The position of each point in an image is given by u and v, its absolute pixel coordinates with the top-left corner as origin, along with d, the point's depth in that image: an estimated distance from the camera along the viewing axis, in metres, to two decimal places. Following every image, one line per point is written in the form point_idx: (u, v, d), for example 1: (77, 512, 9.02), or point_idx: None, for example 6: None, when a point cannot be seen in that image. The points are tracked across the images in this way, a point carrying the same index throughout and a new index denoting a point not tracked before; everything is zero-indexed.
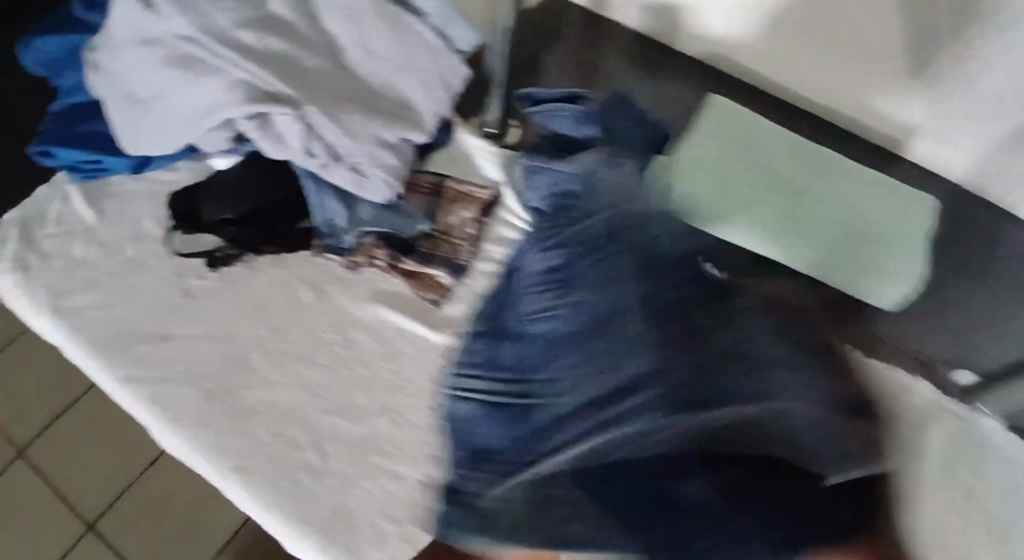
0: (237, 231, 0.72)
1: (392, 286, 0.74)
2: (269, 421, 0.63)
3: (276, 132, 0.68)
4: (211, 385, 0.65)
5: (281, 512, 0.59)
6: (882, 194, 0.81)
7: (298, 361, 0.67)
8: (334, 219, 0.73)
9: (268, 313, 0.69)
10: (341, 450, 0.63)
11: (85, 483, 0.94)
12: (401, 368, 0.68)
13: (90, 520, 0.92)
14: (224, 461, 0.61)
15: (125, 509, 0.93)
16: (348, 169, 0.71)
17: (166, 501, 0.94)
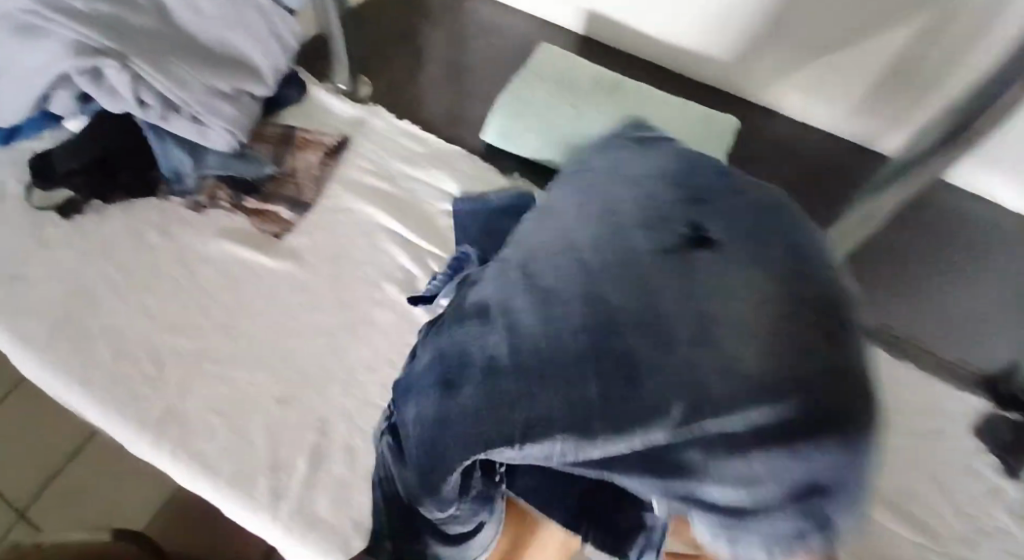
0: (85, 179, 0.78)
1: (235, 224, 0.80)
2: (110, 343, 0.70)
3: (109, 85, 0.75)
4: (60, 317, 0.72)
5: (119, 418, 0.66)
6: (689, 114, 0.89)
7: (142, 291, 0.74)
8: (178, 166, 0.80)
9: (116, 254, 0.77)
10: (177, 362, 0.69)
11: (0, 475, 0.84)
12: (239, 293, 0.74)
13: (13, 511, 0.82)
14: (71, 378, 0.68)
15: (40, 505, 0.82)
16: (189, 118, 0.78)
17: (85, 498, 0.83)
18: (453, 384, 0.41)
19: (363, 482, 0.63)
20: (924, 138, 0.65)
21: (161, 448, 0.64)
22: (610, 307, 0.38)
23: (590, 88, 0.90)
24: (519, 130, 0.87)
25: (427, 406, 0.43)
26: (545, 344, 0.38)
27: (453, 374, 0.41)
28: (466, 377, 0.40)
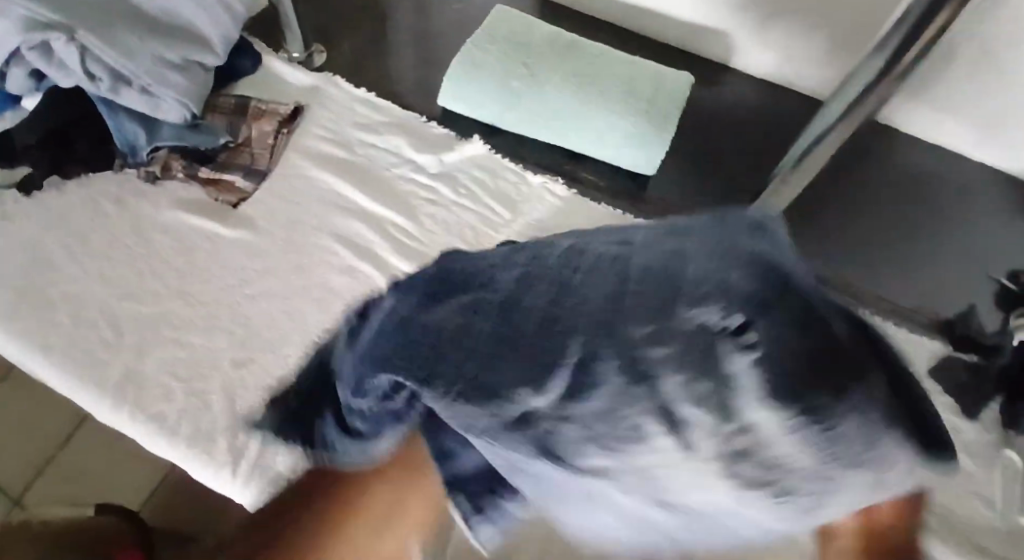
0: (43, 154, 0.79)
1: (191, 194, 0.81)
2: (67, 307, 0.70)
3: (59, 59, 0.75)
4: (16, 285, 0.71)
5: (76, 380, 0.66)
6: (641, 66, 0.88)
7: (97, 259, 0.74)
8: (132, 139, 0.81)
9: (70, 224, 0.77)
10: (133, 326, 0.70)
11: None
12: (195, 260, 0.75)
13: None
14: (25, 341, 0.68)
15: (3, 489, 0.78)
16: (139, 90, 0.79)
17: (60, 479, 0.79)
18: (507, 304, 0.27)
19: None
20: (851, 84, 0.65)
21: (120, 410, 0.65)
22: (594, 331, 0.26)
23: (542, 46, 0.89)
24: (466, 85, 0.86)
25: (445, 316, 0.28)
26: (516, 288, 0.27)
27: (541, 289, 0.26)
28: (532, 292, 0.26)
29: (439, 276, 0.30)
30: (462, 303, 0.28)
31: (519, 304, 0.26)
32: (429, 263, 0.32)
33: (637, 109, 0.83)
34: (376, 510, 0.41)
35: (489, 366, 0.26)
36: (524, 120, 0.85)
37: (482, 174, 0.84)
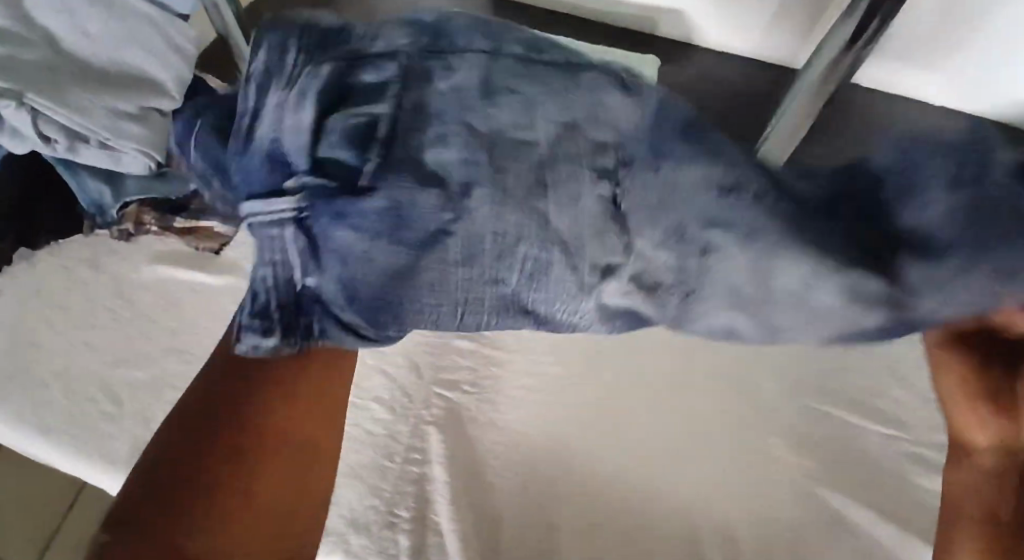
0: (5, 228, 0.76)
1: (171, 246, 0.78)
2: (61, 384, 0.68)
3: (8, 124, 0.71)
4: (6, 369, 0.69)
5: (83, 457, 0.64)
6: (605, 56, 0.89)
7: (83, 327, 0.72)
8: (97, 199, 0.79)
9: (47, 295, 0.74)
10: (133, 393, 0.68)
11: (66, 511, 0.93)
12: (186, 314, 0.73)
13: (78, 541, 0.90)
14: (24, 426, 0.66)
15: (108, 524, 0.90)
16: (98, 146, 0.75)
17: None
18: (536, 167, 0.51)
19: (343, 480, 0.63)
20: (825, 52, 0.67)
21: None
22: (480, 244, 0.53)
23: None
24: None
25: (432, 133, 0.52)
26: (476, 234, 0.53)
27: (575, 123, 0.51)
28: (477, 117, 0.52)
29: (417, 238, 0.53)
30: (448, 154, 0.52)
31: (558, 179, 0.51)
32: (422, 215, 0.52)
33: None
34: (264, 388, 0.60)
35: (473, 201, 0.52)
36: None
37: None
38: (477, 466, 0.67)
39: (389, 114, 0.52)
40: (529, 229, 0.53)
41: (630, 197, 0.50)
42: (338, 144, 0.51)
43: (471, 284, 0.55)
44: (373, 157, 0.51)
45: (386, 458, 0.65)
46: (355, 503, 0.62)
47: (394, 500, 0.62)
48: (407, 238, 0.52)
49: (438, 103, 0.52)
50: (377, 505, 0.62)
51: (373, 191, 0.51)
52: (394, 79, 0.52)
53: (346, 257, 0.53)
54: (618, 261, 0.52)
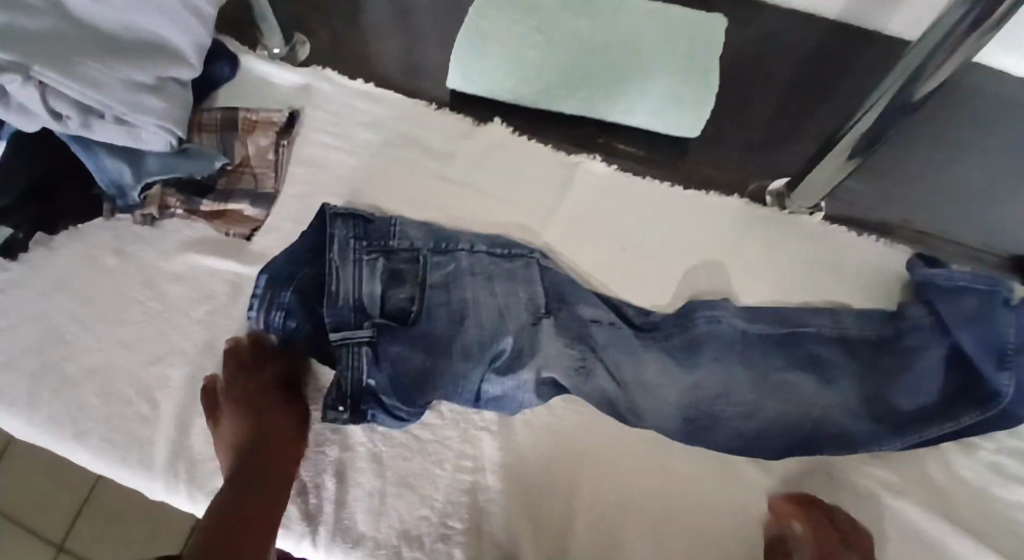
0: (20, 213, 0.69)
1: (200, 231, 0.74)
2: (94, 385, 0.65)
3: (15, 101, 0.65)
4: (36, 366, 0.67)
5: (121, 462, 0.62)
6: (671, 19, 0.80)
7: (113, 322, 0.68)
8: (117, 178, 0.72)
9: (74, 287, 0.71)
10: (167, 394, 0.65)
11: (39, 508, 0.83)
12: (219, 306, 0.69)
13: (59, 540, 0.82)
14: (58, 431, 0.64)
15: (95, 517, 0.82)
16: (115, 121, 0.69)
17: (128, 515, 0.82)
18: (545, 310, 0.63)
19: (393, 489, 0.60)
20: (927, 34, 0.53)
21: (178, 489, 0.61)
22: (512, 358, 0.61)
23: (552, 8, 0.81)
24: (473, 71, 0.78)
25: (482, 289, 0.64)
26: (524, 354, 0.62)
27: (562, 293, 0.64)
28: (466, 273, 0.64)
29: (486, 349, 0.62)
30: (478, 292, 0.63)
31: (556, 318, 0.62)
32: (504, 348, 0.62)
33: (669, 63, 0.77)
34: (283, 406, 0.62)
35: (485, 333, 0.62)
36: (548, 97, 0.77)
37: (507, 164, 0.76)
38: (531, 481, 0.61)
39: (444, 270, 0.65)
40: (534, 349, 0.61)
41: (620, 335, 0.62)
42: (398, 288, 0.64)
43: (497, 383, 0.61)
44: (419, 301, 0.63)
45: (437, 466, 0.61)
46: (407, 514, 0.59)
47: (446, 511, 0.59)
48: (471, 351, 0.61)
49: (463, 253, 0.66)
50: (429, 515, 0.59)
51: (415, 314, 0.63)
52: (460, 247, 0.66)
53: (417, 363, 0.61)
54: (605, 390, 0.60)
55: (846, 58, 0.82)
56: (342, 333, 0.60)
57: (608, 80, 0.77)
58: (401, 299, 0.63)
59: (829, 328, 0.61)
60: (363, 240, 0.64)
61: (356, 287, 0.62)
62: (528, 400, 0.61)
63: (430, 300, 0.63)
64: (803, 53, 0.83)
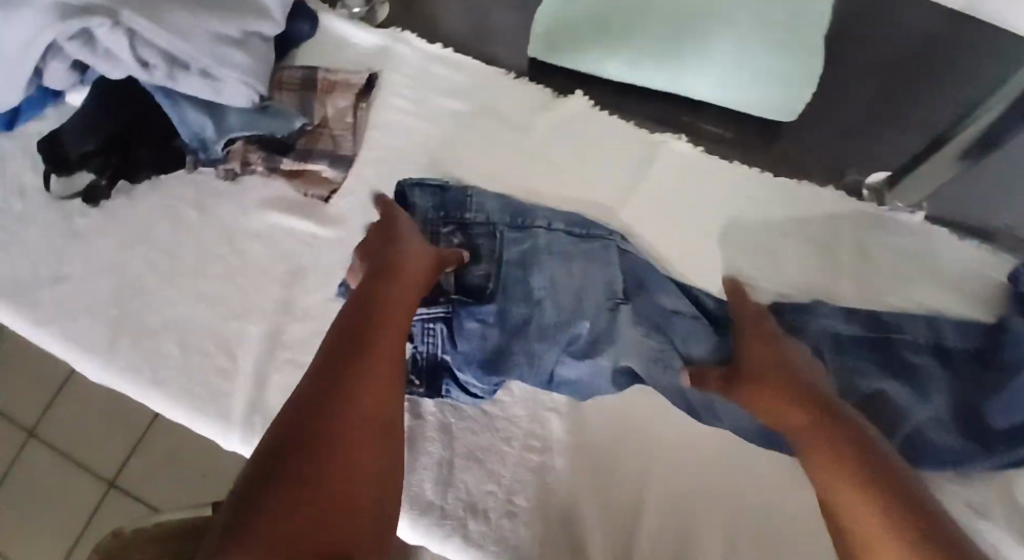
0: (104, 160, 0.71)
1: (279, 190, 0.74)
2: (174, 335, 0.67)
3: (104, 48, 0.67)
4: (115, 313, 0.69)
5: (197, 413, 0.63)
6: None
7: (194, 277, 0.70)
8: (199, 132, 0.72)
9: (157, 239, 0.72)
10: (243, 350, 0.66)
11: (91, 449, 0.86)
12: (295, 266, 0.69)
13: (112, 477, 0.84)
14: (137, 378, 0.66)
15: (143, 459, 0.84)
16: (199, 74, 0.69)
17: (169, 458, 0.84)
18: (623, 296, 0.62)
19: (462, 461, 0.61)
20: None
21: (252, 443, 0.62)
22: (587, 345, 0.60)
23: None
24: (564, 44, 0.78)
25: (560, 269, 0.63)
26: (597, 337, 0.60)
27: (641, 279, 0.63)
28: (545, 251, 0.64)
29: (558, 328, 0.61)
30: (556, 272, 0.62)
31: (634, 305, 0.61)
32: (576, 332, 0.61)
33: (763, 48, 0.74)
34: (409, 284, 0.56)
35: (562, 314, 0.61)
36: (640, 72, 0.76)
37: (588, 140, 0.75)
38: (599, 460, 0.62)
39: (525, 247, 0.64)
40: (612, 335, 0.60)
41: (699, 329, 0.61)
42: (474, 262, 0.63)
43: (569, 367, 0.61)
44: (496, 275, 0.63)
45: (505, 443, 0.62)
46: (474, 487, 0.60)
47: (513, 488, 0.60)
48: (545, 330, 0.61)
49: (542, 230, 0.65)
50: (495, 490, 0.60)
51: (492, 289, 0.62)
52: (537, 224, 0.66)
53: (490, 337, 0.61)
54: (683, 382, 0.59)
55: (953, 48, 0.78)
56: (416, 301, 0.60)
57: (702, 63, 0.75)
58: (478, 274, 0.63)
59: (924, 338, 0.62)
60: (441, 211, 0.66)
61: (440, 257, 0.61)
62: (604, 386, 0.60)
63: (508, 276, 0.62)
64: (901, 43, 0.79)
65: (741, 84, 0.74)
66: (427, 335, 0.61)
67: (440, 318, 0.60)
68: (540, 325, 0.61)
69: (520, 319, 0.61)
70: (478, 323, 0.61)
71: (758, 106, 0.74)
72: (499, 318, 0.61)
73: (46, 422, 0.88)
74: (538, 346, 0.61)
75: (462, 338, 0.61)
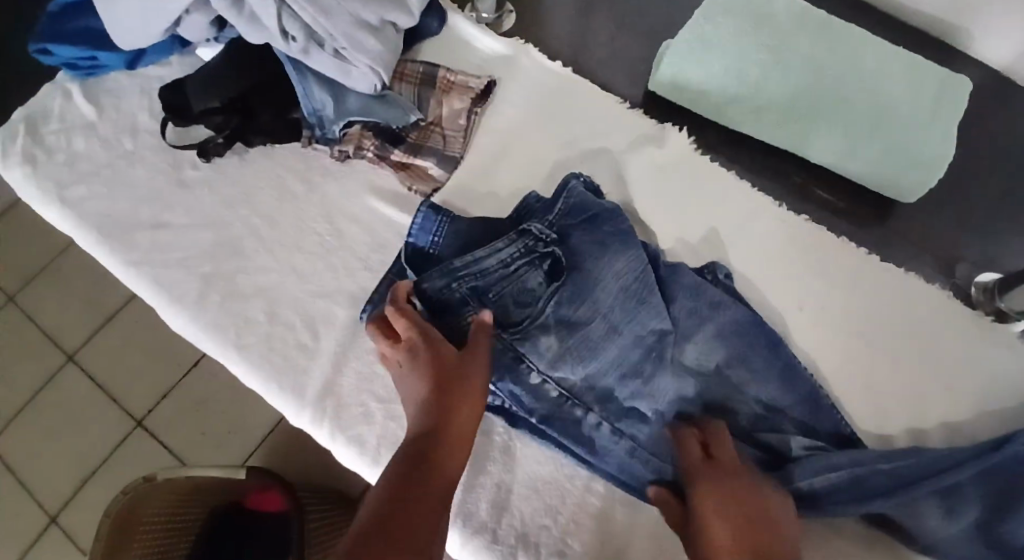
0: (224, 119, 0.72)
1: (385, 179, 0.74)
2: (262, 302, 0.69)
3: (248, 10, 0.68)
4: (207, 269, 0.70)
5: (274, 384, 0.65)
6: (910, 71, 0.72)
7: (290, 249, 0.71)
8: (319, 109, 0.73)
9: (261, 204, 0.73)
10: (326, 331, 0.67)
11: (128, 385, 1.01)
12: (389, 258, 0.70)
13: (138, 418, 0.99)
14: (218, 338, 0.67)
15: (176, 399, 1.00)
16: (332, 54, 0.69)
17: (204, 407, 0.99)
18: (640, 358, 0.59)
19: (521, 487, 0.61)
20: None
21: (321, 427, 0.63)
22: (599, 357, 0.60)
23: (763, 16, 0.75)
24: (691, 71, 0.75)
25: (620, 301, 0.60)
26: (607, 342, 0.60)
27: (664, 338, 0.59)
28: (585, 296, 0.61)
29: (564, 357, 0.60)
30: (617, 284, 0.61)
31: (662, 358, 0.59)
32: (575, 341, 0.60)
33: (901, 115, 0.70)
34: (470, 399, 0.55)
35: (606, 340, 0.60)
36: (761, 131, 0.74)
37: (688, 190, 0.72)
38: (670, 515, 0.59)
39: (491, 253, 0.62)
40: (616, 338, 0.60)
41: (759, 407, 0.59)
42: (536, 274, 0.61)
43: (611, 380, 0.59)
44: (551, 297, 0.61)
45: (569, 479, 0.61)
46: (529, 518, 0.59)
47: (569, 527, 0.59)
48: (567, 308, 0.61)
49: (599, 265, 0.62)
50: (551, 526, 0.59)
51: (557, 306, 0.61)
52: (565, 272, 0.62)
53: (569, 321, 0.61)
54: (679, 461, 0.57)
55: None
56: (459, 300, 0.61)
57: (832, 123, 0.71)
58: (540, 285, 0.61)
59: None
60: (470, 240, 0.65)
61: (452, 292, 0.61)
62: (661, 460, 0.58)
63: (558, 290, 0.61)
64: None
65: (860, 153, 0.71)
66: (460, 278, 0.61)
67: (452, 286, 0.61)
68: (553, 297, 0.61)
69: (516, 296, 0.61)
70: (512, 292, 0.61)
71: (874, 181, 0.72)
72: (505, 305, 0.61)
73: (86, 351, 1.03)
74: (547, 336, 0.60)
75: (481, 301, 0.61)
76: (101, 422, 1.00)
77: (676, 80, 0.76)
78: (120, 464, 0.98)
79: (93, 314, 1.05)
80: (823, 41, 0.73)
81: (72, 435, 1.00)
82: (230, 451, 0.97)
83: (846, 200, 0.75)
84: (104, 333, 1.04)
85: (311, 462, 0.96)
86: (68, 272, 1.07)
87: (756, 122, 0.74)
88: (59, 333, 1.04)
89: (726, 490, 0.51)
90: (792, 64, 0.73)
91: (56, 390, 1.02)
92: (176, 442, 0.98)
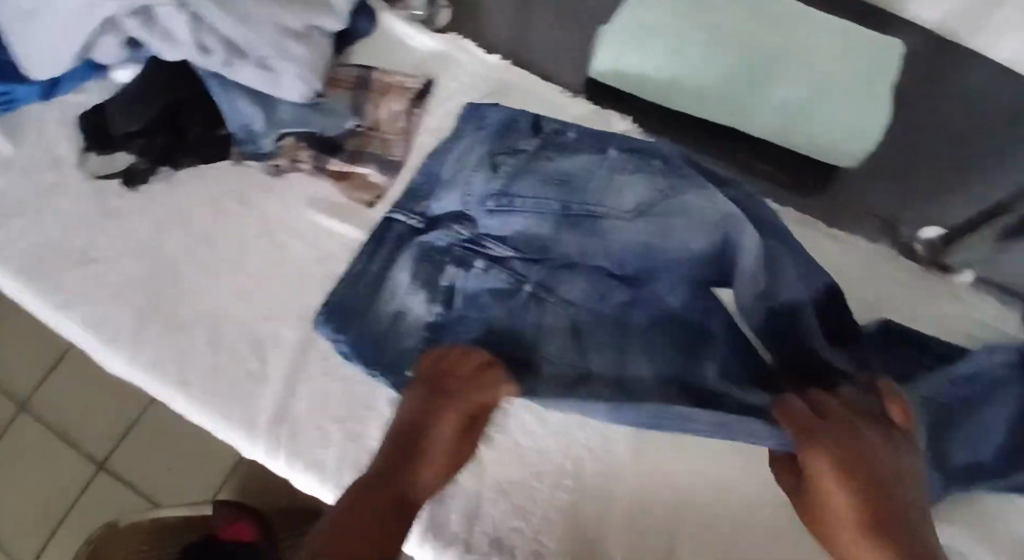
0: (147, 142, 0.69)
1: (320, 190, 0.72)
2: (206, 330, 0.66)
3: (162, 26, 0.65)
4: (144, 301, 0.67)
5: (225, 414, 0.62)
6: (847, 41, 0.71)
7: (230, 271, 0.68)
8: (248, 122, 0.70)
9: (194, 228, 0.70)
10: (276, 352, 0.64)
11: (85, 426, 0.97)
12: (336, 271, 0.67)
13: (100, 459, 0.95)
14: (162, 371, 0.64)
15: (137, 436, 0.96)
16: (257, 64, 0.67)
17: (166, 440, 0.95)
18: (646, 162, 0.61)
19: (489, 493, 0.59)
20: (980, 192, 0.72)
21: (277, 452, 0.61)
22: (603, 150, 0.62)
23: None
24: (630, 51, 0.73)
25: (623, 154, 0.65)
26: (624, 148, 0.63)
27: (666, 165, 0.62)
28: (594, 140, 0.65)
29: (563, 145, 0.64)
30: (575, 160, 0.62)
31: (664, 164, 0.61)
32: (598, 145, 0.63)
33: (839, 77, 0.70)
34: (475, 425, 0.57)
35: (565, 192, 0.61)
36: (714, 100, 0.72)
37: None
38: (639, 503, 0.58)
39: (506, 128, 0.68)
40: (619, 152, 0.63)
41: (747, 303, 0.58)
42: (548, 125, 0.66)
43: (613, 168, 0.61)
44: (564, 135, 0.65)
45: (536, 479, 0.59)
46: (500, 522, 0.58)
47: (541, 528, 0.58)
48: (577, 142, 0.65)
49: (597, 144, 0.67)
50: (521, 528, 0.58)
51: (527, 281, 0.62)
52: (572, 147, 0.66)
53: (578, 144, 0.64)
54: (803, 302, 0.54)
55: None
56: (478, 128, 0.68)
57: (777, 86, 0.70)
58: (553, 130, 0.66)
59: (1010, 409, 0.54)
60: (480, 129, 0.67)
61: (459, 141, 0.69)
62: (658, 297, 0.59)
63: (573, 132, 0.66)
64: (975, 104, 0.76)
65: (814, 111, 0.69)
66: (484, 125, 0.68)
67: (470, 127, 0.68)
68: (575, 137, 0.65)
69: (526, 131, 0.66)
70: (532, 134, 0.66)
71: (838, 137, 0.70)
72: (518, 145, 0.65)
73: (38, 396, 0.99)
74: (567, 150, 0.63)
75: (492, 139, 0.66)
76: (59, 468, 0.96)
77: (619, 59, 0.74)
78: (84, 509, 0.94)
79: (39, 356, 1.00)
80: (753, 13, 0.73)
81: (30, 485, 0.95)
82: (198, 484, 0.94)
83: (792, 170, 0.74)
84: (54, 374, 0.99)
85: (282, 490, 0.92)
86: (11, 315, 1.02)
87: (707, 91, 0.72)
88: (7, 381, 1.00)
89: (839, 439, 0.48)
90: (727, 36, 0.72)
91: (8, 439, 0.97)
92: (141, 479, 0.94)
